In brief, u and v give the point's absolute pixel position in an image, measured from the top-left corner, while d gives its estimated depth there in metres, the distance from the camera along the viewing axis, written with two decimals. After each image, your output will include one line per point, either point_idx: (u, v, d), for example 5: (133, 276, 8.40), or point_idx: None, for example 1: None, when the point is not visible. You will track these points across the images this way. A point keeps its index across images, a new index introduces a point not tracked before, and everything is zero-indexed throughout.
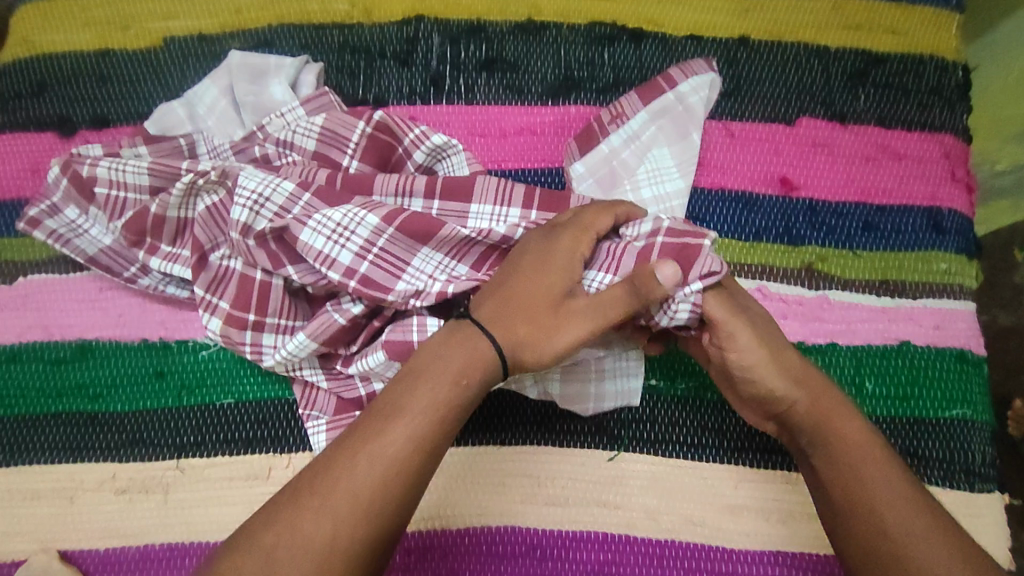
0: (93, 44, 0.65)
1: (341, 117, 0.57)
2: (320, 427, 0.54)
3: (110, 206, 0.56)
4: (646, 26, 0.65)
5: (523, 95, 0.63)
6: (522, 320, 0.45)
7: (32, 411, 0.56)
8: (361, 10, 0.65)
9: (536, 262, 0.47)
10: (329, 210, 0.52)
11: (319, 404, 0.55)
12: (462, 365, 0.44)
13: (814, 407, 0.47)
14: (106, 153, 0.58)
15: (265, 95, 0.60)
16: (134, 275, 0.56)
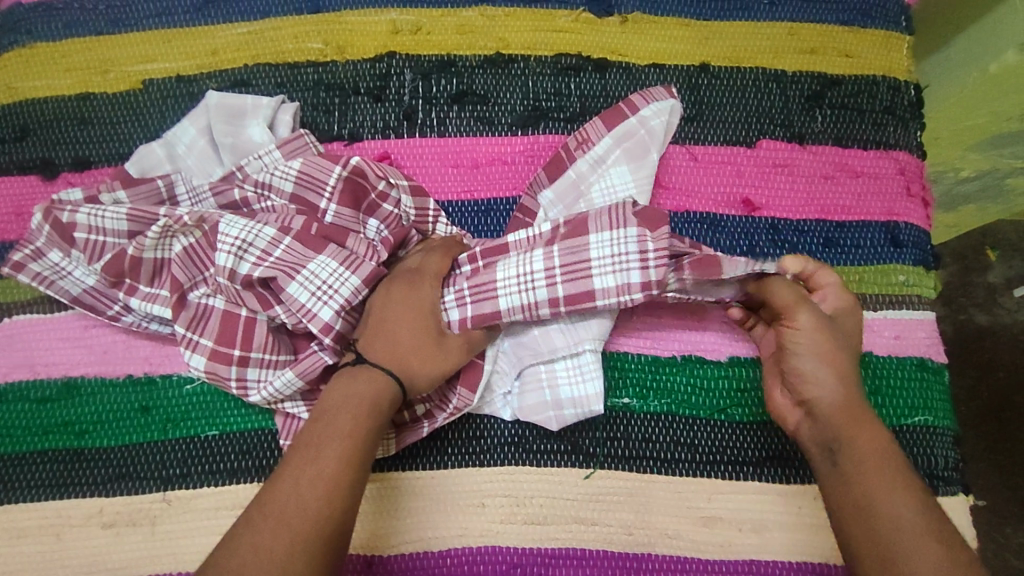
0: (74, 89, 0.67)
1: (318, 161, 0.58)
2: None
3: (90, 248, 0.57)
4: (610, 56, 0.68)
5: (493, 126, 0.66)
6: (411, 352, 0.52)
7: (19, 450, 0.57)
8: (335, 48, 0.68)
9: (403, 295, 0.54)
10: (315, 265, 0.54)
11: None
12: (370, 392, 0.50)
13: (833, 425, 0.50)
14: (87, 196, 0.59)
15: (243, 135, 0.62)
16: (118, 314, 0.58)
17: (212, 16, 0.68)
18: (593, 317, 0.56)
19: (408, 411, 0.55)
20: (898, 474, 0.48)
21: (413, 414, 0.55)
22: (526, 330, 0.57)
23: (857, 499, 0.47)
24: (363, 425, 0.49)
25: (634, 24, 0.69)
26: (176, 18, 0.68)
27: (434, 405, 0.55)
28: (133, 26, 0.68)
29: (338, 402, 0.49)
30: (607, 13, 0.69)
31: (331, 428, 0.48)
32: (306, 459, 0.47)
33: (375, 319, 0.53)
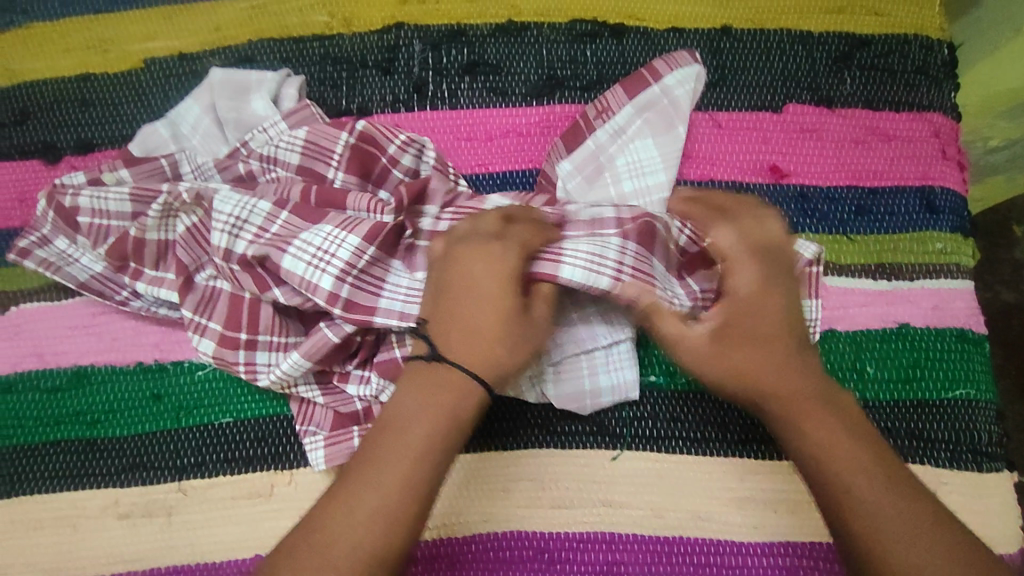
0: (74, 70, 0.64)
1: (319, 129, 0.56)
2: (317, 443, 0.53)
3: (94, 234, 0.56)
4: (627, 20, 0.65)
5: (506, 97, 0.63)
6: (495, 336, 0.48)
7: (30, 440, 0.56)
8: (341, 21, 0.65)
9: (484, 271, 0.48)
10: (307, 234, 0.51)
11: (316, 420, 0.54)
12: (443, 395, 0.47)
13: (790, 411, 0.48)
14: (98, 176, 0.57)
15: (246, 111, 0.59)
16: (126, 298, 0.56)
17: None
18: None
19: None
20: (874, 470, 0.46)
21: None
22: (562, 314, 0.53)
23: (839, 498, 0.46)
24: (436, 437, 0.47)
25: None
26: None
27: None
28: (132, 2, 0.66)
29: (407, 411, 0.47)
30: None
31: (411, 442, 0.46)
32: (370, 481, 0.45)
33: (451, 295, 0.49)
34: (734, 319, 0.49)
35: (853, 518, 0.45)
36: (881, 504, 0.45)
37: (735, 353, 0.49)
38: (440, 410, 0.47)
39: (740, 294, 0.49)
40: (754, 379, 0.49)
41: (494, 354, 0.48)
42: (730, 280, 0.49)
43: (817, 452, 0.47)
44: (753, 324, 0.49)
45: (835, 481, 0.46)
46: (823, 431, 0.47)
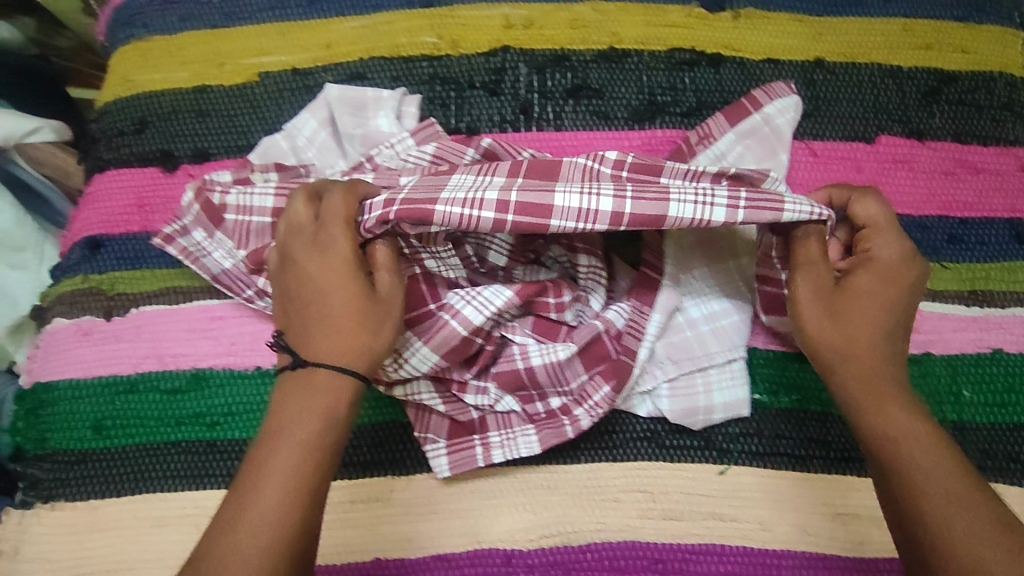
0: (191, 82, 0.67)
1: (447, 144, 0.59)
2: (439, 452, 0.55)
3: (238, 232, 0.58)
4: (724, 51, 0.67)
5: (608, 120, 0.66)
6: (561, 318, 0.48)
7: (152, 439, 0.57)
8: (449, 42, 0.68)
9: (315, 257, 0.50)
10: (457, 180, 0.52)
11: (433, 428, 0.55)
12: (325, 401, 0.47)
13: (864, 378, 0.50)
14: (233, 179, 0.59)
15: (372, 128, 0.61)
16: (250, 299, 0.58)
17: (325, 10, 0.68)
18: (738, 320, 0.57)
19: (544, 404, 0.56)
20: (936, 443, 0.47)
21: (549, 408, 0.56)
22: (674, 329, 0.56)
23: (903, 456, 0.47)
24: (326, 443, 0.46)
25: (747, 19, 0.68)
26: (288, 12, 0.68)
27: (571, 398, 0.55)
28: (247, 19, 0.68)
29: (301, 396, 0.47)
30: (720, 8, 0.68)
31: (294, 432, 0.46)
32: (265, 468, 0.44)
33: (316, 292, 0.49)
34: (858, 287, 0.51)
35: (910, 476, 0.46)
36: (938, 465, 0.46)
37: (841, 315, 0.51)
38: (313, 415, 0.46)
39: (876, 258, 0.52)
40: (850, 337, 0.50)
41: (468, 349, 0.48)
42: (866, 244, 0.52)
43: (887, 414, 0.48)
44: (864, 300, 0.51)
45: (894, 439, 0.48)
46: (903, 392, 0.50)
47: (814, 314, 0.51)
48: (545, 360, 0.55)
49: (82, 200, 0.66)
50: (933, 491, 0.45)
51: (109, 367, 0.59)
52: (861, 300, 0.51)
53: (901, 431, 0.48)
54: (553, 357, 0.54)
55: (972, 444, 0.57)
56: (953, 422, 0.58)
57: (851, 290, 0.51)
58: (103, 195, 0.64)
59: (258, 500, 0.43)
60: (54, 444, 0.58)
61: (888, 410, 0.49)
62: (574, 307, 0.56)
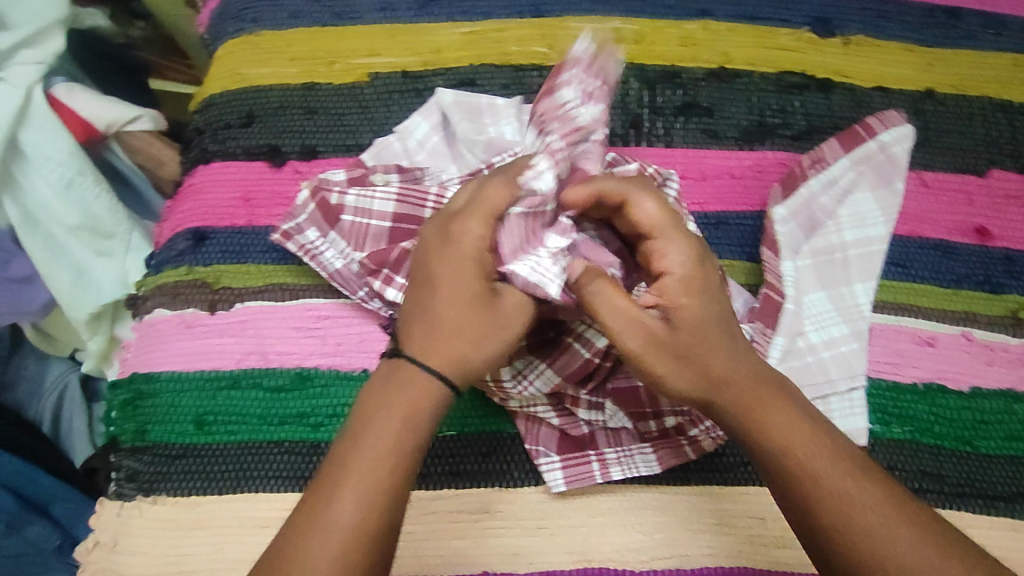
0: (300, 78, 0.66)
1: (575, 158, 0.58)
2: (554, 466, 0.55)
3: (353, 234, 0.58)
4: (834, 76, 0.67)
5: (718, 139, 0.65)
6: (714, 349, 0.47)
7: (254, 438, 0.56)
8: (559, 53, 0.67)
9: (440, 257, 0.48)
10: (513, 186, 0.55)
11: (543, 440, 0.56)
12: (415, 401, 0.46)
13: (748, 391, 0.47)
14: (349, 179, 0.59)
15: (492, 135, 0.61)
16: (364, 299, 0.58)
17: (437, 15, 0.69)
18: (858, 349, 0.56)
19: (658, 423, 0.56)
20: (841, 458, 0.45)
21: (663, 427, 0.56)
22: (796, 355, 0.56)
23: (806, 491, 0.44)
24: (404, 447, 0.44)
25: (858, 46, 0.68)
26: (399, 15, 0.68)
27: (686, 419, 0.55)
28: (357, 19, 0.68)
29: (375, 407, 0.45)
30: (830, 33, 0.68)
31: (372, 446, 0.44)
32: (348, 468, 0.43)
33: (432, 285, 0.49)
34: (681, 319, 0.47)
35: (825, 514, 0.44)
36: (865, 494, 0.44)
37: (688, 351, 0.47)
38: (390, 424, 0.45)
39: (675, 274, 0.47)
40: (715, 374, 0.47)
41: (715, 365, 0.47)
42: (661, 259, 0.48)
43: (781, 444, 0.46)
44: (707, 316, 0.47)
45: (808, 470, 0.45)
46: (789, 424, 0.46)
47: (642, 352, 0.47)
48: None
49: (182, 191, 0.65)
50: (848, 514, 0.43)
51: (211, 361, 0.58)
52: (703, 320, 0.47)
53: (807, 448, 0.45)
54: None
55: None
56: None
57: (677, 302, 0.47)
58: (207, 187, 0.64)
59: (334, 508, 0.42)
60: (153, 437, 0.57)
61: (772, 420, 0.46)
62: None
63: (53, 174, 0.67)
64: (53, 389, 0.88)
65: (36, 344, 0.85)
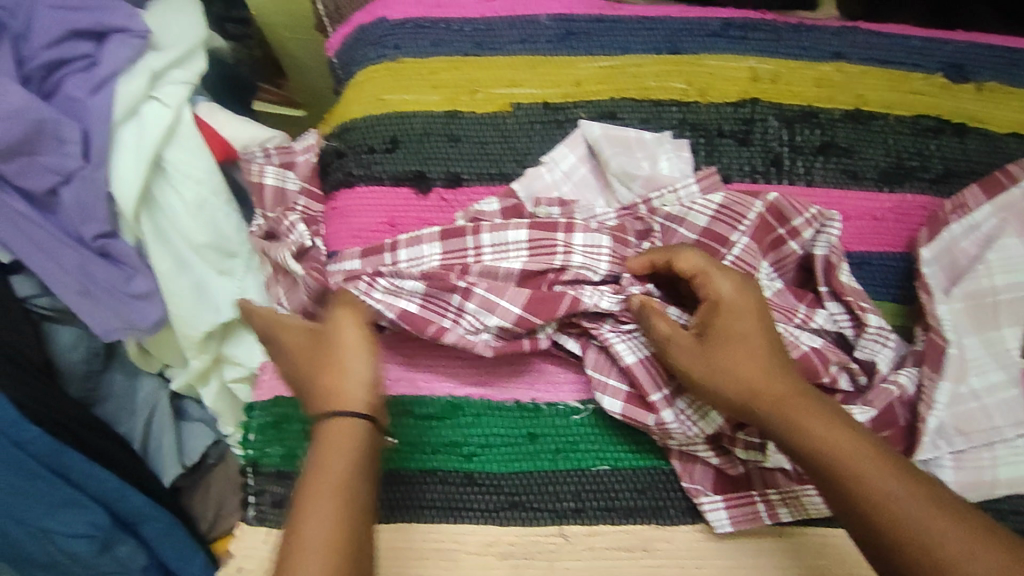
0: (443, 106, 0.67)
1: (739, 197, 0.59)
2: (718, 506, 0.54)
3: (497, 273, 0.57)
4: (969, 121, 0.68)
5: (857, 179, 0.66)
6: (750, 357, 0.49)
7: (404, 466, 0.56)
8: (698, 90, 0.68)
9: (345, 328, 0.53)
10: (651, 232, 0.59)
11: (699, 479, 0.55)
12: (346, 433, 0.48)
13: (783, 400, 0.48)
14: (502, 209, 0.60)
15: (654, 171, 0.62)
16: (533, 342, 0.55)
17: (576, 48, 0.69)
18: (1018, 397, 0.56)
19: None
20: (880, 458, 0.45)
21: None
22: (959, 401, 0.56)
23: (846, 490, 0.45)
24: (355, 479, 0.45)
25: (990, 92, 0.69)
26: (540, 47, 0.69)
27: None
28: (499, 50, 0.69)
29: (348, 425, 0.48)
30: (962, 79, 0.70)
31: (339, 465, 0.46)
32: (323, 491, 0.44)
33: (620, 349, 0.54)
34: (725, 335, 0.50)
35: (870, 511, 0.44)
36: (915, 497, 0.43)
37: (718, 356, 0.50)
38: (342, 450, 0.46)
39: (722, 300, 0.51)
40: (745, 381, 0.49)
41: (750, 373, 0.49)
42: (710, 288, 0.52)
43: (813, 443, 0.46)
44: (743, 332, 0.50)
45: (852, 471, 0.45)
46: (819, 423, 0.47)
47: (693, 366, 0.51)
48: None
49: (324, 216, 0.65)
50: (898, 512, 0.43)
51: None
52: (738, 335, 0.50)
53: (851, 449, 0.45)
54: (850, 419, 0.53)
55: None
56: None
57: (718, 322, 0.51)
58: (350, 210, 0.64)
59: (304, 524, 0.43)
60: (301, 464, 0.56)
61: (815, 424, 0.47)
62: (845, 374, 0.56)
63: (189, 192, 0.66)
64: (144, 408, 0.80)
65: (131, 358, 0.76)
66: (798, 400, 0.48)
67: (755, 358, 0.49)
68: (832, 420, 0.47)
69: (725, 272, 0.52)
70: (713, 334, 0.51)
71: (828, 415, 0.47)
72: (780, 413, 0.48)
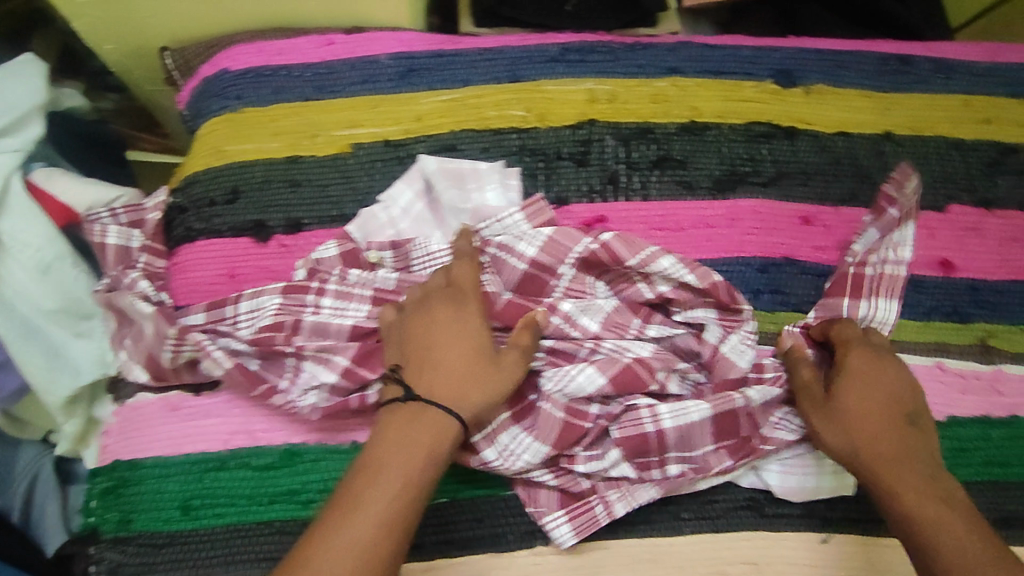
0: (283, 152, 0.67)
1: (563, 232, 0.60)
2: (561, 520, 0.56)
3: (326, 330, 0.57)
4: (799, 124, 0.71)
5: (693, 190, 0.68)
6: (868, 420, 0.55)
7: (242, 520, 0.57)
8: (537, 115, 0.70)
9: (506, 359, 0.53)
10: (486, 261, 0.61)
11: (543, 501, 0.57)
12: (431, 437, 0.50)
13: (896, 456, 0.54)
14: (341, 256, 0.61)
15: (481, 205, 0.63)
16: (363, 397, 0.56)
17: (416, 84, 0.70)
18: None
19: (660, 470, 0.57)
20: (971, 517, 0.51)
21: (664, 475, 0.57)
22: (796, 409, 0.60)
23: (919, 552, 0.50)
24: (419, 483, 0.48)
25: (818, 95, 0.72)
26: (379, 86, 0.70)
27: (683, 461, 0.58)
28: (338, 92, 0.69)
29: (433, 424, 0.50)
30: (791, 84, 0.72)
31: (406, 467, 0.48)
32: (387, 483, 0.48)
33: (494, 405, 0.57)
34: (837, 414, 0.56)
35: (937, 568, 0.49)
36: (972, 553, 0.48)
37: (843, 417, 0.55)
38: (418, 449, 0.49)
39: (851, 368, 0.57)
40: (857, 449, 0.54)
41: (852, 434, 0.55)
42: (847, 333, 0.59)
43: (905, 513, 0.52)
44: (878, 398, 0.56)
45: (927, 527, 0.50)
46: (911, 489, 0.52)
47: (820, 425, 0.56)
48: (678, 423, 0.57)
49: (168, 271, 0.66)
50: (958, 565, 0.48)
51: (199, 443, 0.59)
52: (864, 400, 0.56)
53: (943, 508, 0.51)
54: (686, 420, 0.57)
55: None
56: None
57: (852, 389, 0.56)
58: (192, 265, 0.64)
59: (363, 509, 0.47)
60: (139, 526, 0.57)
61: (939, 487, 0.52)
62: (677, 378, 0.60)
63: (31, 258, 0.66)
64: (24, 476, 0.79)
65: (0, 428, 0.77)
66: (909, 459, 0.54)
67: (852, 423, 0.55)
68: (927, 478, 0.53)
69: (862, 345, 0.58)
70: (836, 395, 0.57)
71: (935, 474, 0.53)
72: (879, 479, 0.53)
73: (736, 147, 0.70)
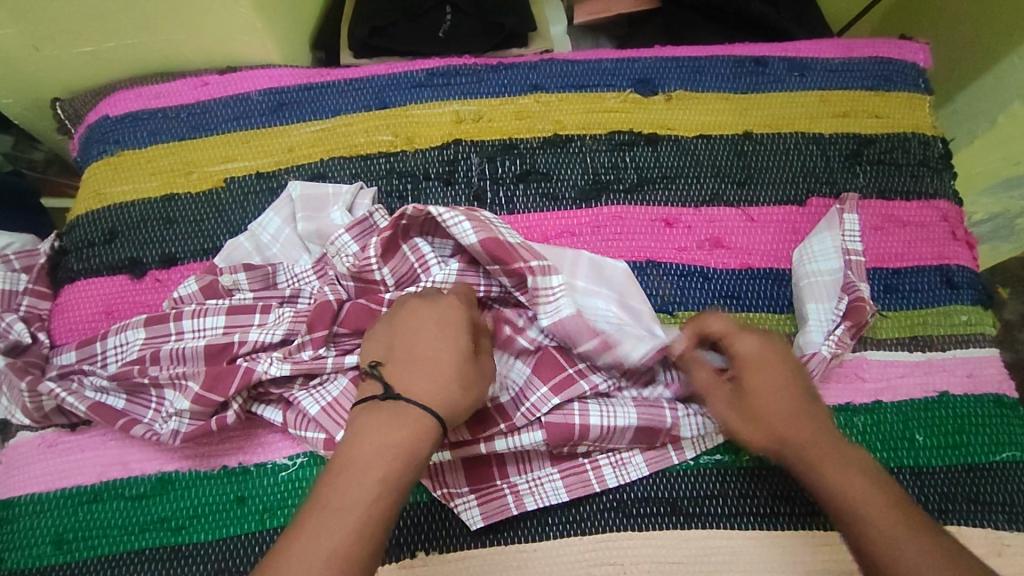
0: (160, 191, 0.70)
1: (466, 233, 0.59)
2: (470, 503, 0.57)
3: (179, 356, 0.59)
4: (659, 130, 0.73)
5: (557, 201, 0.70)
6: (786, 406, 0.53)
7: (116, 550, 0.58)
8: (404, 139, 0.72)
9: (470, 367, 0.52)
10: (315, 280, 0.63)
11: (452, 483, 0.58)
12: (412, 438, 0.47)
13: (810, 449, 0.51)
14: (202, 288, 0.62)
15: (325, 222, 0.65)
16: (221, 418, 0.57)
17: (288, 117, 0.73)
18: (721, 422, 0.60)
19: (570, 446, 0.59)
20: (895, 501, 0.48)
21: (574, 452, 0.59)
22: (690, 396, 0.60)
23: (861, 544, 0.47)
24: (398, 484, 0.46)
25: (678, 100, 0.74)
26: (252, 121, 0.72)
27: (598, 448, 0.59)
28: (213, 130, 0.72)
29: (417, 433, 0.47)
30: (652, 92, 0.74)
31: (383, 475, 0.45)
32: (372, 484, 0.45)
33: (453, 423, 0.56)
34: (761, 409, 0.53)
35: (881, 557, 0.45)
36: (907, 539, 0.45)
37: (779, 404, 0.53)
38: (399, 446, 0.47)
39: (743, 358, 0.55)
40: (774, 431, 0.52)
41: (757, 427, 0.53)
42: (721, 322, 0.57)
43: (833, 493, 0.49)
44: (774, 385, 0.54)
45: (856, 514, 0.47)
46: (834, 472, 0.50)
47: (731, 420, 0.54)
48: (605, 422, 0.57)
49: (53, 312, 0.68)
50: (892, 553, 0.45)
51: (71, 477, 0.60)
52: (762, 387, 0.54)
53: (865, 495, 0.48)
54: (614, 418, 0.57)
55: (931, 488, 0.60)
56: (910, 467, 0.60)
57: (756, 381, 0.54)
58: (73, 305, 0.67)
59: (343, 506, 0.44)
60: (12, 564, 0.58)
61: (853, 472, 0.49)
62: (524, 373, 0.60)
63: None
64: None
65: None
66: (819, 446, 0.51)
67: (760, 417, 0.53)
68: (847, 462, 0.50)
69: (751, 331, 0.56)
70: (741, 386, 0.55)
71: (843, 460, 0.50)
72: (804, 468, 0.51)
73: (600, 155, 0.72)
